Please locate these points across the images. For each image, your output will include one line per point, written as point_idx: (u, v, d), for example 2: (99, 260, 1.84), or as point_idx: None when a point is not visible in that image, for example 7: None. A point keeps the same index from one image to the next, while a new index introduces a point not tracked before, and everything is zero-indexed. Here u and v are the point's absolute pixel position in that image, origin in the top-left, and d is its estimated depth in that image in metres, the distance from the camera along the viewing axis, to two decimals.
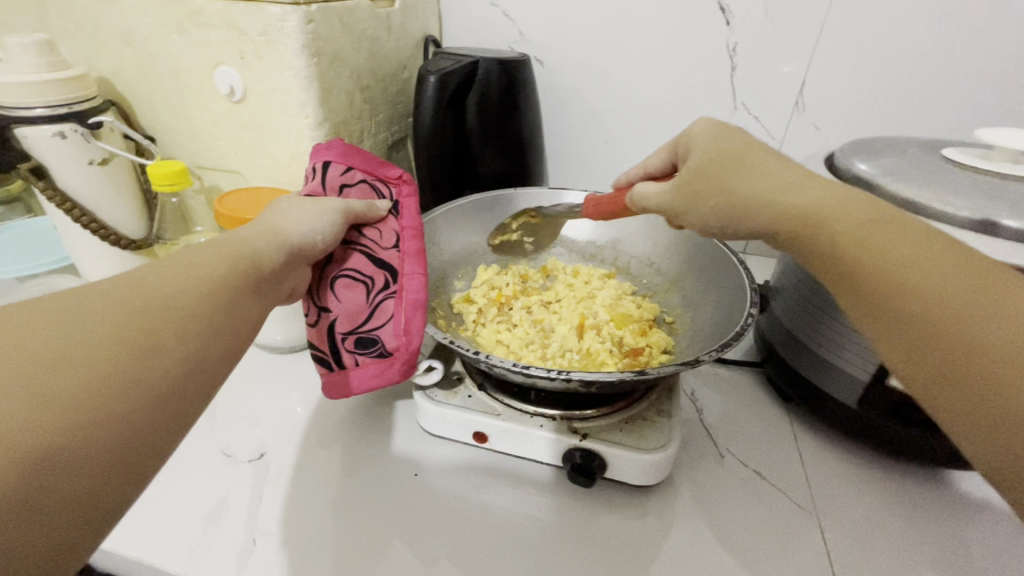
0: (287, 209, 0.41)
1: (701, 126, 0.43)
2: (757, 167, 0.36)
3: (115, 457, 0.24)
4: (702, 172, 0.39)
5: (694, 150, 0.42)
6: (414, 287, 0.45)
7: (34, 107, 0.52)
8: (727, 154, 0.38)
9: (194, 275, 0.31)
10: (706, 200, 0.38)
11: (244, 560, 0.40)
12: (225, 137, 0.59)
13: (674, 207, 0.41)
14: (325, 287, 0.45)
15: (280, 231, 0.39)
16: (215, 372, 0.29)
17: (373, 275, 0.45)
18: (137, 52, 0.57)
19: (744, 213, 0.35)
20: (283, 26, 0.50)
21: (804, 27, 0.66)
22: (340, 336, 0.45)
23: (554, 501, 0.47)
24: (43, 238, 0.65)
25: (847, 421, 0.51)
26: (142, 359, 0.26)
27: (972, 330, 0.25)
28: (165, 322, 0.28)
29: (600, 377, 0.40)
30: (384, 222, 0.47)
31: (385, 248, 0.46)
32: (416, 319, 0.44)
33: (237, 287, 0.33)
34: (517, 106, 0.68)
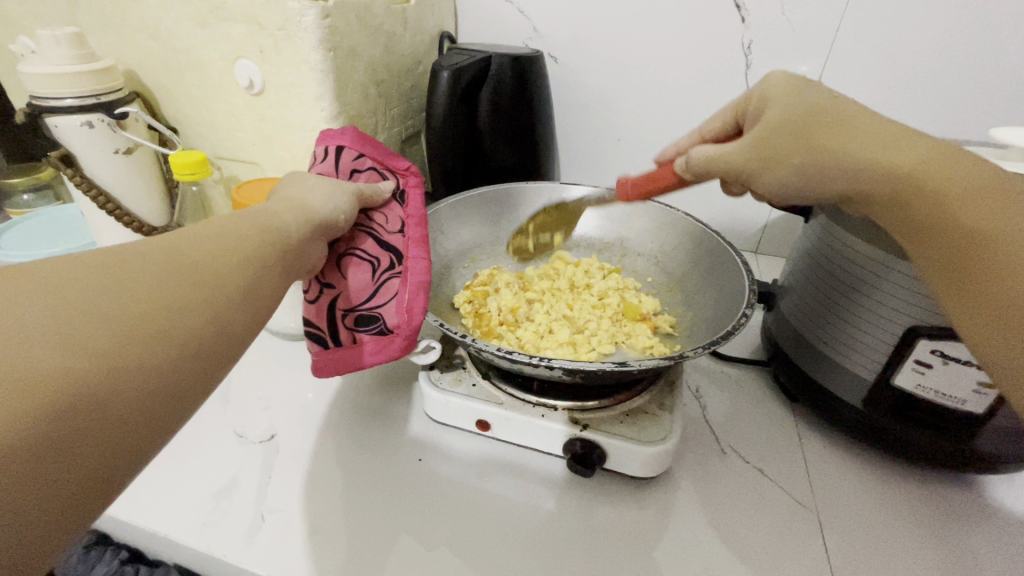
0: (310, 187, 0.42)
1: (776, 80, 0.40)
2: (856, 122, 0.34)
3: (146, 406, 0.25)
4: (785, 133, 0.37)
5: (769, 106, 0.39)
6: (418, 268, 0.46)
7: (66, 98, 0.54)
8: (808, 111, 0.36)
9: (226, 243, 0.32)
10: (782, 162, 0.37)
11: (253, 535, 0.42)
12: (244, 128, 0.61)
13: (745, 166, 0.39)
14: (332, 266, 0.45)
15: (304, 208, 0.40)
16: (237, 339, 0.30)
17: (378, 256, 0.46)
18: (162, 45, 0.59)
19: (836, 169, 0.33)
20: (300, 21, 0.51)
21: (821, 24, 0.66)
22: (340, 314, 0.46)
23: (556, 489, 0.48)
24: (71, 223, 0.69)
25: (852, 421, 0.50)
26: (172, 314, 0.27)
27: (993, 227, 0.28)
28: (196, 283, 0.29)
29: (582, 366, 0.40)
30: (389, 207, 0.48)
31: (391, 232, 0.47)
32: (419, 299, 0.45)
33: (266, 256, 0.34)
34: (529, 101, 0.68)
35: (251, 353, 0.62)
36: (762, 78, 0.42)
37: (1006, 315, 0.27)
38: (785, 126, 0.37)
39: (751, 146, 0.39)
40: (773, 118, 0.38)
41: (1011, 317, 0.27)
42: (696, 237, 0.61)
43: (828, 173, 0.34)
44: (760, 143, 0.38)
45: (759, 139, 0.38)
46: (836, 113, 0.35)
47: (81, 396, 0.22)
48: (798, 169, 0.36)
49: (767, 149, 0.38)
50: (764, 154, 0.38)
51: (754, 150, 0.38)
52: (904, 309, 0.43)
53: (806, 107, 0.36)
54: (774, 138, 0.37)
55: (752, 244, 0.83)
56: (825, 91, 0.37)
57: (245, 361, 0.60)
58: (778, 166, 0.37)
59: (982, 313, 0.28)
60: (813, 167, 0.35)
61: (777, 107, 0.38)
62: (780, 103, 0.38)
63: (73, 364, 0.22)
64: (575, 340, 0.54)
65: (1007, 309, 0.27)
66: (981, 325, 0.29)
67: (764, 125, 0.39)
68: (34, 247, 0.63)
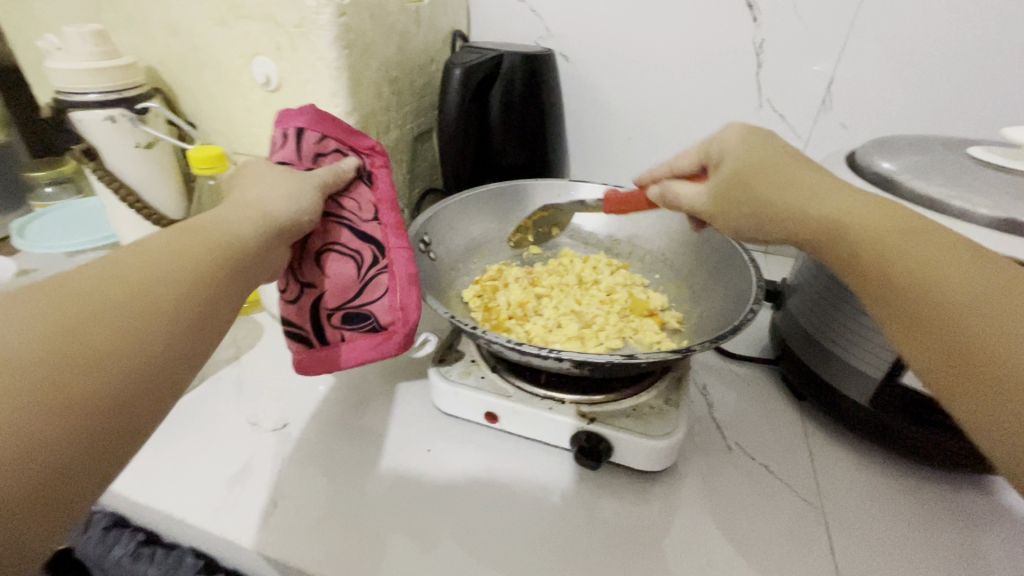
0: (266, 187, 0.39)
1: (731, 132, 0.41)
2: (797, 179, 0.36)
3: (81, 446, 0.22)
4: (733, 185, 0.39)
5: (724, 156, 0.41)
6: (402, 261, 0.47)
7: (90, 93, 0.55)
8: (758, 161, 0.38)
9: (176, 255, 0.29)
10: (736, 209, 0.39)
11: (266, 520, 0.43)
12: (261, 124, 0.62)
13: (707, 210, 0.42)
14: (313, 265, 0.46)
15: (263, 212, 0.37)
16: (192, 360, 0.27)
17: (360, 250, 0.46)
18: (182, 42, 0.60)
19: (777, 220, 0.36)
20: (316, 19, 0.52)
21: (833, 24, 0.66)
22: (326, 312, 0.47)
23: (563, 481, 0.48)
24: (92, 215, 0.71)
25: (860, 419, 0.50)
26: (114, 342, 0.24)
27: (923, 263, 0.29)
28: (143, 302, 0.26)
29: (590, 358, 0.41)
30: (358, 191, 0.47)
31: (365, 220, 0.47)
32: (411, 294, 0.46)
33: (225, 268, 0.31)
34: (540, 99, 0.69)
35: (265, 344, 0.63)
36: (720, 128, 0.42)
37: (960, 351, 0.26)
38: (735, 177, 0.39)
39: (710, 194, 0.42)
40: (726, 168, 0.40)
41: (966, 351, 0.26)
42: (704, 233, 0.62)
43: (775, 222, 0.37)
44: (715, 192, 0.41)
45: (715, 187, 0.41)
46: (778, 164, 0.37)
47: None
48: (748, 217, 0.39)
49: (727, 202, 0.40)
50: (720, 202, 0.41)
51: (713, 198, 0.42)
52: None
53: (754, 157, 0.38)
54: (731, 192, 0.40)
55: (762, 244, 0.83)
56: (780, 143, 0.39)
57: (259, 352, 0.62)
58: (732, 212, 0.40)
59: (939, 347, 0.27)
60: (762, 224, 0.38)
61: (729, 158, 0.40)
62: (731, 154, 0.40)
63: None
64: (582, 334, 0.54)
65: (961, 340, 0.26)
66: (937, 363, 0.27)
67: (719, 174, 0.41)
68: (58, 239, 0.64)
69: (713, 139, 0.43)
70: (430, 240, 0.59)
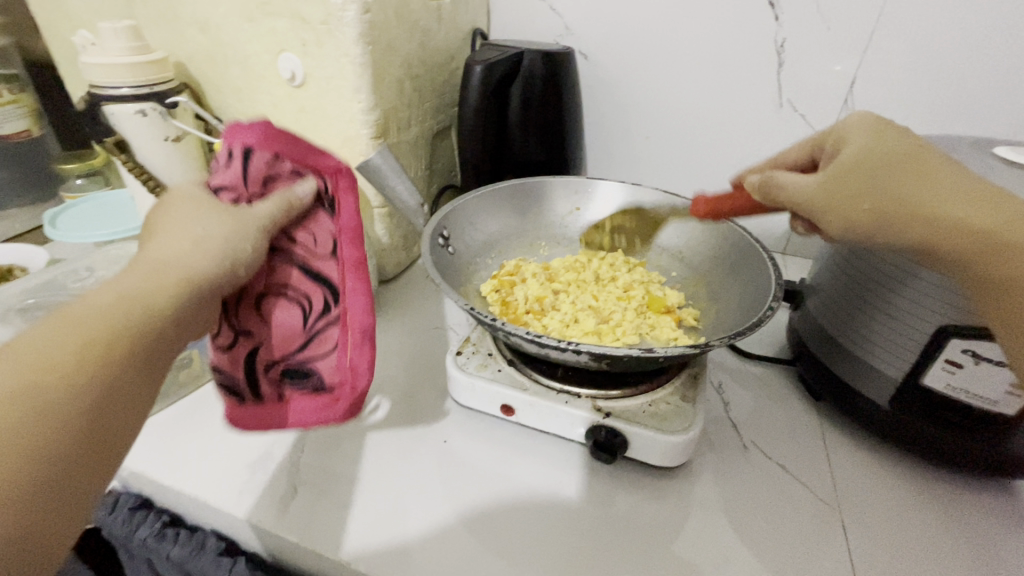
0: (193, 239, 0.35)
1: (856, 121, 0.38)
2: (936, 173, 0.32)
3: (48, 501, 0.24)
4: (863, 176, 0.34)
5: (847, 146, 0.37)
6: (357, 313, 0.42)
7: (122, 87, 0.57)
8: (897, 152, 0.34)
9: (127, 304, 0.29)
10: (858, 205, 0.34)
11: (287, 504, 0.44)
12: (285, 119, 0.63)
13: (818, 204, 0.36)
14: (252, 311, 0.42)
15: (188, 269, 0.33)
16: (136, 414, 0.28)
17: (311, 297, 0.42)
18: (211, 39, 0.62)
19: (916, 225, 0.32)
20: (342, 16, 0.53)
21: (856, 23, 0.65)
22: (265, 364, 0.43)
23: (578, 475, 0.48)
24: (121, 207, 0.73)
25: (880, 421, 0.50)
26: (58, 406, 0.25)
27: None
28: (87, 363, 0.27)
29: (609, 351, 0.41)
30: (317, 222, 0.42)
31: (320, 260, 0.42)
32: (362, 355, 0.42)
33: (171, 318, 0.31)
34: (559, 96, 0.69)
35: None
36: (842, 118, 0.39)
37: None
38: (866, 167, 0.34)
39: (822, 185, 0.36)
40: (856, 157, 0.35)
41: None
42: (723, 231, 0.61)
43: (901, 228, 0.32)
44: (836, 183, 0.35)
45: (835, 177, 0.35)
46: (919, 161, 0.33)
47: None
48: (874, 219, 0.33)
49: (840, 192, 0.35)
50: (836, 196, 0.35)
51: (829, 189, 0.35)
52: (928, 311, 0.43)
53: (892, 150, 0.34)
54: (847, 181, 0.35)
55: (780, 244, 0.82)
56: (915, 137, 0.35)
57: None
58: (850, 208, 0.34)
59: None
60: (882, 219, 0.33)
61: (857, 146, 0.35)
62: (862, 143, 0.35)
63: None
64: (599, 329, 0.54)
65: None
66: None
67: (841, 165, 0.36)
68: (88, 229, 0.66)
69: (836, 129, 0.39)
70: (448, 234, 0.59)
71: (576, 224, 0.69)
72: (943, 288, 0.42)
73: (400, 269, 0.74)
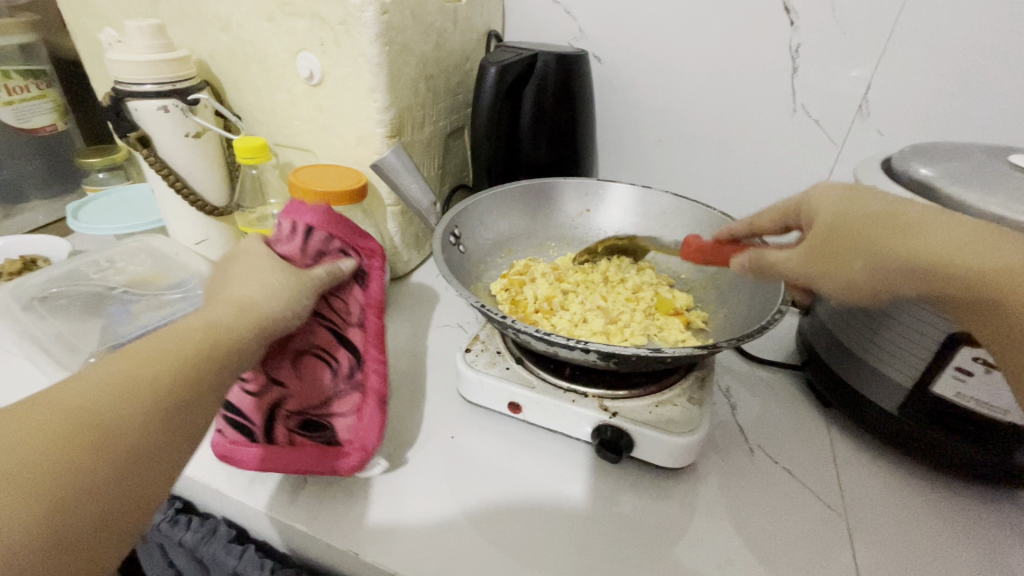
0: (268, 287, 0.41)
1: (824, 189, 0.41)
2: (909, 221, 0.34)
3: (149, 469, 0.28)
4: (835, 243, 0.37)
5: (818, 212, 0.39)
6: (375, 378, 0.48)
7: (145, 83, 0.58)
8: (869, 214, 0.35)
9: (137, 374, 0.30)
10: (846, 265, 0.36)
11: (296, 494, 0.45)
12: (302, 117, 0.64)
13: (809, 270, 0.38)
14: (286, 362, 0.46)
15: (263, 308, 0.39)
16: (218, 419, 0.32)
17: (338, 359, 0.48)
18: (232, 37, 0.63)
19: (907, 277, 0.33)
20: (360, 16, 0.54)
21: (872, 30, 0.65)
22: (284, 414, 0.46)
23: (584, 474, 0.49)
24: (140, 200, 0.75)
25: (888, 428, 0.50)
26: (174, 389, 0.30)
27: None
28: (144, 409, 0.29)
29: (617, 350, 0.41)
30: (351, 294, 0.50)
31: (351, 327, 0.49)
32: (376, 414, 0.46)
33: (219, 376, 0.33)
34: (573, 98, 0.70)
35: None
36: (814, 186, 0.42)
37: None
38: (836, 231, 0.37)
39: (808, 253, 0.39)
40: (825, 224, 0.38)
41: None
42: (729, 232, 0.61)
43: (897, 279, 0.34)
44: (815, 250, 0.38)
45: (814, 245, 0.38)
46: (892, 219, 0.34)
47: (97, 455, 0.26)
48: (864, 277, 0.35)
49: (824, 258, 0.37)
50: (823, 264, 0.37)
51: (814, 255, 0.38)
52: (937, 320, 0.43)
53: (857, 212, 0.36)
54: (827, 248, 0.37)
55: None
56: (888, 195, 0.36)
57: None
58: (842, 269, 0.36)
59: None
60: (875, 275, 0.35)
61: (825, 214, 0.38)
62: (827, 209, 0.39)
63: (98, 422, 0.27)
64: (607, 329, 0.55)
65: None
66: None
67: (818, 231, 0.38)
68: (109, 222, 0.68)
69: (806, 197, 0.42)
70: (460, 233, 0.60)
71: (586, 225, 0.69)
72: (941, 317, 0.42)
73: (412, 266, 0.75)
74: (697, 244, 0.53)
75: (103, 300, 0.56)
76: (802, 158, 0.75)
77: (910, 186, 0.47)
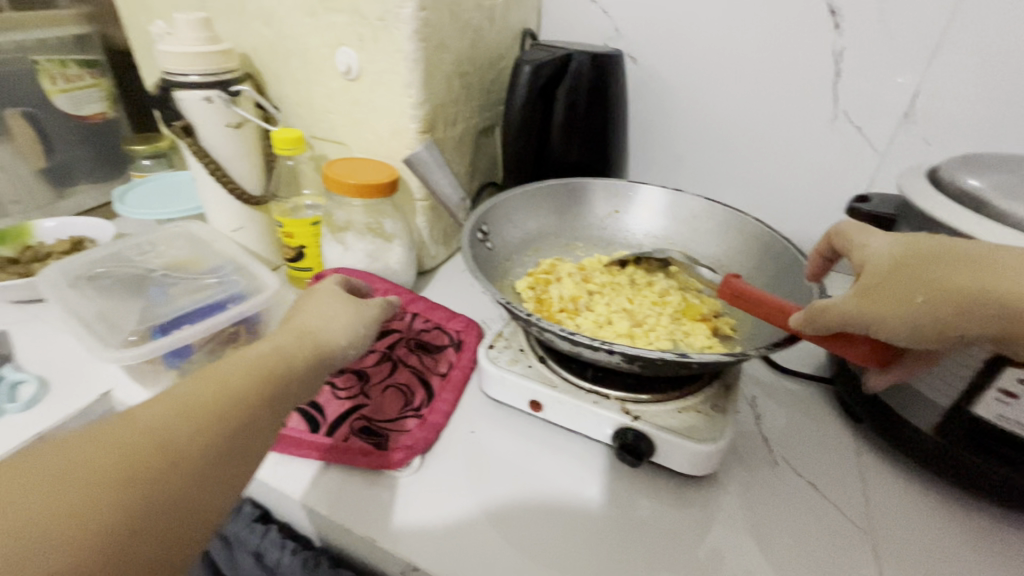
0: (332, 320, 0.43)
1: (861, 237, 0.40)
2: (967, 255, 0.34)
3: (180, 512, 0.28)
4: (894, 281, 0.35)
5: (861, 257, 0.39)
6: (437, 412, 0.52)
7: (191, 74, 0.60)
8: (922, 252, 0.35)
9: (173, 413, 0.30)
10: (911, 300, 0.34)
11: (319, 478, 0.46)
12: (338, 111, 0.66)
13: (865, 310, 0.36)
14: (378, 389, 0.54)
15: (317, 339, 0.40)
16: (252, 456, 0.32)
17: (414, 395, 0.53)
18: (274, 32, 0.65)
19: (981, 309, 0.33)
20: (399, 12, 0.55)
21: (922, 34, 0.62)
22: (352, 418, 0.50)
23: (602, 476, 0.49)
24: (182, 187, 0.77)
25: (922, 448, 0.48)
26: (208, 429, 0.30)
27: None
28: (176, 450, 0.29)
29: (642, 353, 0.41)
30: (444, 354, 0.59)
31: (435, 376, 0.56)
32: (429, 435, 0.49)
33: (256, 411, 0.33)
34: (606, 98, 0.69)
35: None
36: (847, 237, 0.42)
37: None
38: (894, 270, 0.36)
39: (862, 293, 0.36)
40: (879, 264, 0.37)
41: None
42: (761, 238, 0.59)
43: (969, 312, 0.33)
44: (869, 289, 0.36)
45: (868, 283, 0.36)
46: (949, 253, 0.34)
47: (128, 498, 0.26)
48: (934, 312, 0.34)
49: (880, 293, 0.36)
50: (884, 304, 0.35)
51: (869, 295, 0.36)
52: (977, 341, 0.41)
53: (909, 249, 0.36)
54: (884, 282, 0.36)
55: None
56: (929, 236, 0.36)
57: None
58: (908, 307, 0.34)
59: None
60: (939, 307, 0.33)
61: (875, 256, 0.37)
62: (875, 254, 0.38)
63: (132, 465, 0.27)
64: (632, 332, 0.54)
65: None
66: None
67: (870, 270, 0.37)
68: (151, 207, 0.71)
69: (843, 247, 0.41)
70: (488, 229, 0.60)
71: (615, 226, 0.69)
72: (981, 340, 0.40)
73: (439, 261, 0.76)
74: (738, 284, 0.45)
75: (144, 282, 0.58)
76: (840, 165, 0.72)
77: (956, 198, 0.45)
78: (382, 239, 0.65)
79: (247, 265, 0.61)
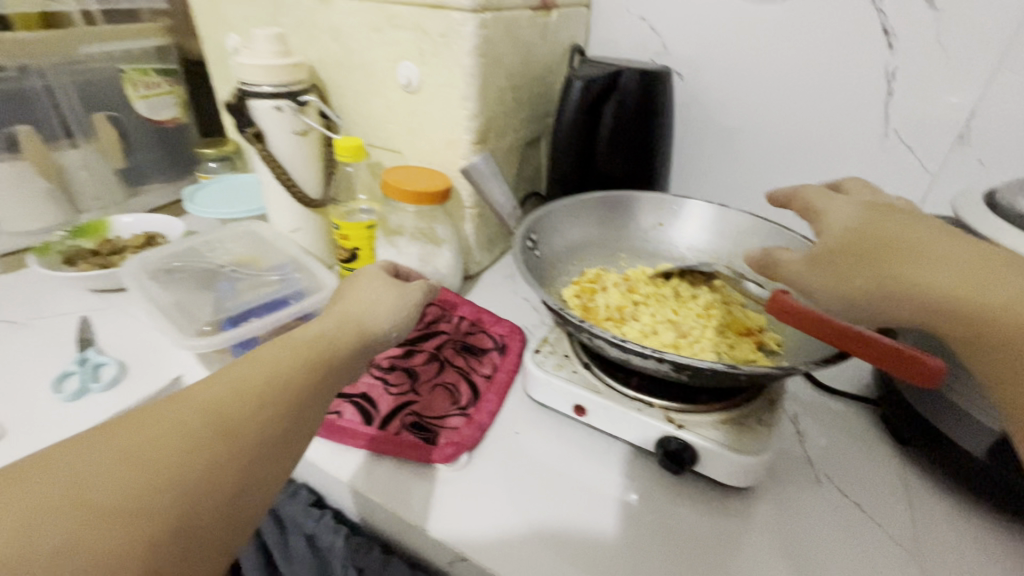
0: (385, 309, 0.45)
1: (835, 204, 0.40)
2: (915, 247, 0.34)
3: (239, 488, 0.29)
4: (836, 259, 0.37)
5: (825, 225, 0.40)
6: (483, 411, 0.54)
7: (264, 85, 0.64)
8: (873, 236, 0.36)
9: (230, 394, 0.32)
10: (848, 280, 0.36)
11: (373, 468, 0.48)
12: (396, 121, 0.69)
13: (808, 280, 0.39)
14: (426, 386, 0.56)
15: (362, 324, 0.43)
16: (300, 438, 0.34)
17: (461, 394, 0.56)
18: (340, 46, 0.69)
19: (903, 299, 0.33)
20: (461, 30, 0.58)
21: (979, 54, 0.62)
22: (403, 413, 0.53)
23: (643, 483, 0.49)
24: (246, 189, 0.82)
25: (973, 474, 0.47)
26: (263, 409, 0.32)
27: None
28: (236, 428, 0.30)
29: (692, 362, 0.42)
30: (489, 356, 0.61)
31: (480, 377, 0.58)
32: (476, 432, 0.51)
33: (305, 397, 0.35)
34: (653, 113, 0.71)
35: None
36: (825, 200, 0.42)
37: None
38: (843, 248, 0.37)
39: (810, 263, 0.38)
40: (829, 240, 0.38)
41: None
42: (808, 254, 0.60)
43: (893, 302, 0.34)
44: (814, 263, 0.38)
45: (818, 256, 0.38)
46: (899, 243, 0.34)
47: (195, 470, 0.28)
48: (862, 293, 0.35)
49: (824, 265, 0.37)
50: (826, 279, 0.37)
51: (816, 267, 0.38)
52: None
53: (862, 230, 0.36)
54: (830, 260, 0.37)
55: None
56: (902, 217, 0.36)
57: None
58: (845, 284, 0.36)
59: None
60: (871, 291, 0.35)
61: (834, 227, 0.38)
62: (834, 227, 0.38)
63: (196, 440, 0.29)
64: (677, 343, 0.55)
65: None
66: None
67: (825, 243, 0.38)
68: (219, 206, 0.76)
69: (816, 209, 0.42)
70: (536, 238, 0.62)
71: (659, 239, 0.70)
72: None
73: (484, 267, 0.78)
74: (788, 302, 0.40)
75: (214, 276, 0.62)
76: (889, 185, 0.72)
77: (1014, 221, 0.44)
78: (433, 243, 0.68)
79: (307, 264, 0.65)
